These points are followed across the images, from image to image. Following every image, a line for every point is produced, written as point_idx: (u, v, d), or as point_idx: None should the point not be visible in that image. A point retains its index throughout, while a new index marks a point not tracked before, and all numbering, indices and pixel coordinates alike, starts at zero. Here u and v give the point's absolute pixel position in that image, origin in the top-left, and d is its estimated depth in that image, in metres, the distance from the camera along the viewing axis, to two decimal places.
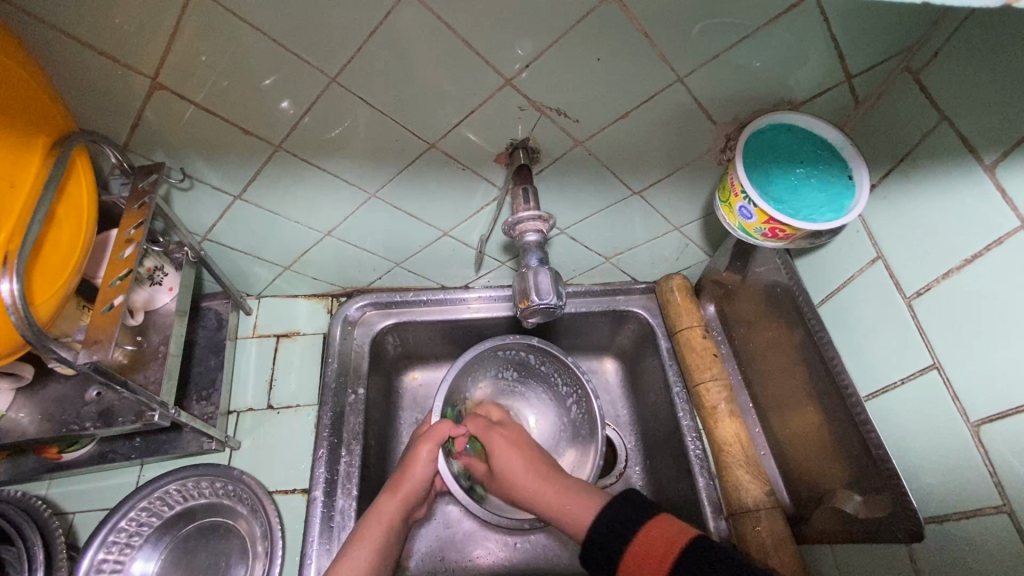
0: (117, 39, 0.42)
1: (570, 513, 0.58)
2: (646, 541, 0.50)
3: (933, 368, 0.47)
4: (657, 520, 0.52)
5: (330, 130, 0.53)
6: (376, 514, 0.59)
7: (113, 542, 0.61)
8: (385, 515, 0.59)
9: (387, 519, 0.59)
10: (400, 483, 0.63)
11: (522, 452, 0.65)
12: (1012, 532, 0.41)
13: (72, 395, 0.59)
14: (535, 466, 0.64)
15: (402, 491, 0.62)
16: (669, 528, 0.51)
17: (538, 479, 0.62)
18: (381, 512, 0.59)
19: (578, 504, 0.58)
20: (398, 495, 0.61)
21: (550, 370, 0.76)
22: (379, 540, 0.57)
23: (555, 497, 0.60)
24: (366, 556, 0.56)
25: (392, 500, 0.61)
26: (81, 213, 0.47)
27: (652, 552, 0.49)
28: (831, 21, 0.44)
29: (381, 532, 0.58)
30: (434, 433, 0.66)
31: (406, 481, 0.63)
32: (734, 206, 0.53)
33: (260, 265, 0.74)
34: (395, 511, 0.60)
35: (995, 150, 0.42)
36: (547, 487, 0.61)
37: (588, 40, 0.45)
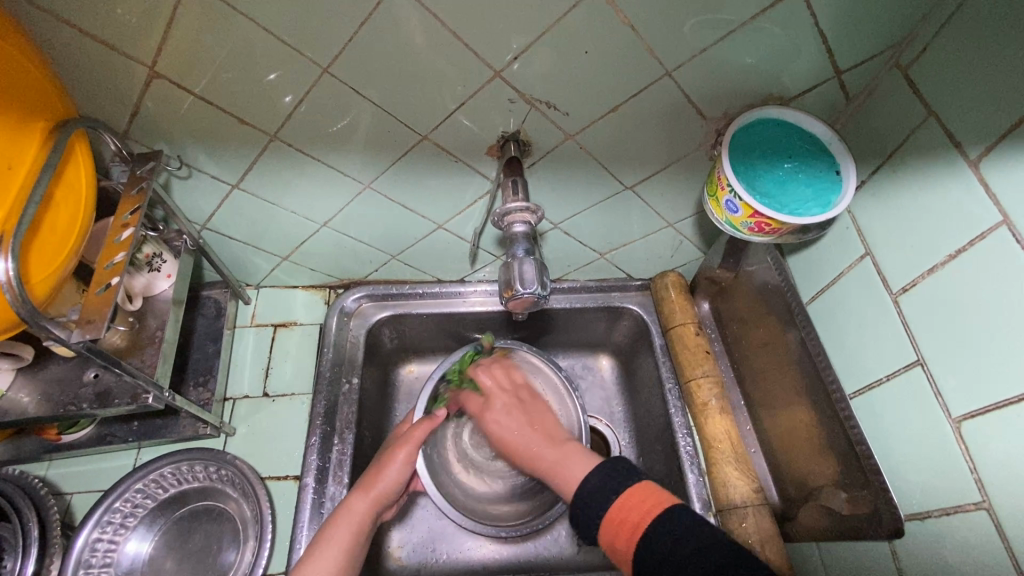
0: (116, 28, 0.43)
1: (563, 466, 0.57)
2: (622, 508, 0.49)
3: (917, 365, 0.47)
4: (635, 487, 0.49)
5: (324, 122, 0.53)
6: (346, 516, 0.57)
7: (108, 522, 0.63)
8: (355, 517, 0.58)
9: (357, 521, 0.57)
10: (372, 482, 0.60)
11: (525, 420, 0.64)
12: (990, 528, 0.40)
13: (70, 376, 0.61)
14: (542, 434, 0.62)
15: (374, 491, 0.59)
16: (647, 496, 0.49)
17: (544, 443, 0.60)
18: (350, 514, 0.57)
19: (570, 459, 0.57)
20: (369, 495, 0.59)
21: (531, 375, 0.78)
22: (349, 542, 0.56)
23: (553, 457, 0.58)
24: (333, 558, 0.55)
25: (364, 499, 0.59)
26: (79, 197, 0.48)
27: (627, 521, 0.48)
28: (819, 16, 0.44)
29: (350, 535, 0.56)
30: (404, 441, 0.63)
31: (379, 482, 0.60)
32: (721, 200, 0.53)
33: (259, 255, 0.75)
34: (365, 514, 0.58)
35: (979, 145, 0.42)
36: (552, 448, 0.59)
37: (576, 33, 0.45)
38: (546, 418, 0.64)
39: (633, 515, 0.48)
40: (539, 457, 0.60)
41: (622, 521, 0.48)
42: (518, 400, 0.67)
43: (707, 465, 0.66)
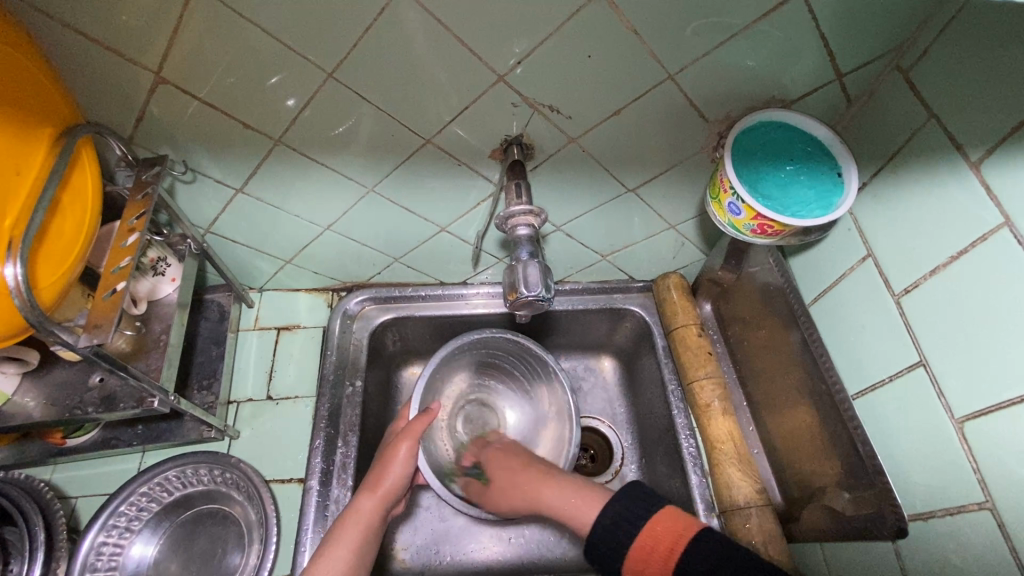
0: (122, 35, 0.43)
1: (570, 506, 0.54)
2: (649, 537, 0.47)
3: (919, 366, 0.47)
4: (661, 513, 0.48)
5: (329, 126, 0.54)
6: (354, 515, 0.57)
7: (113, 526, 0.63)
8: (363, 516, 0.58)
9: (366, 520, 0.57)
10: (379, 481, 0.60)
11: (524, 462, 0.62)
12: (994, 528, 0.41)
13: (75, 380, 0.61)
14: (537, 469, 0.60)
15: (382, 490, 0.59)
16: (676, 521, 0.47)
17: (542, 477, 0.58)
18: (358, 513, 0.57)
19: (576, 496, 0.55)
20: (376, 493, 0.59)
21: (523, 365, 0.77)
22: (357, 541, 0.56)
23: (556, 494, 0.56)
24: (344, 557, 0.55)
25: (371, 498, 0.59)
26: (85, 203, 0.48)
27: (657, 548, 0.46)
28: (820, 20, 0.45)
29: (359, 535, 0.56)
30: (405, 437, 0.62)
31: (385, 480, 0.60)
32: (724, 202, 0.53)
33: (262, 259, 0.75)
34: (374, 512, 0.58)
35: (981, 147, 0.42)
36: (552, 483, 0.57)
37: (579, 37, 0.46)
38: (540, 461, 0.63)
39: (668, 539, 0.46)
40: (543, 497, 0.57)
41: (653, 549, 0.46)
42: (520, 454, 0.64)
43: (710, 466, 0.66)
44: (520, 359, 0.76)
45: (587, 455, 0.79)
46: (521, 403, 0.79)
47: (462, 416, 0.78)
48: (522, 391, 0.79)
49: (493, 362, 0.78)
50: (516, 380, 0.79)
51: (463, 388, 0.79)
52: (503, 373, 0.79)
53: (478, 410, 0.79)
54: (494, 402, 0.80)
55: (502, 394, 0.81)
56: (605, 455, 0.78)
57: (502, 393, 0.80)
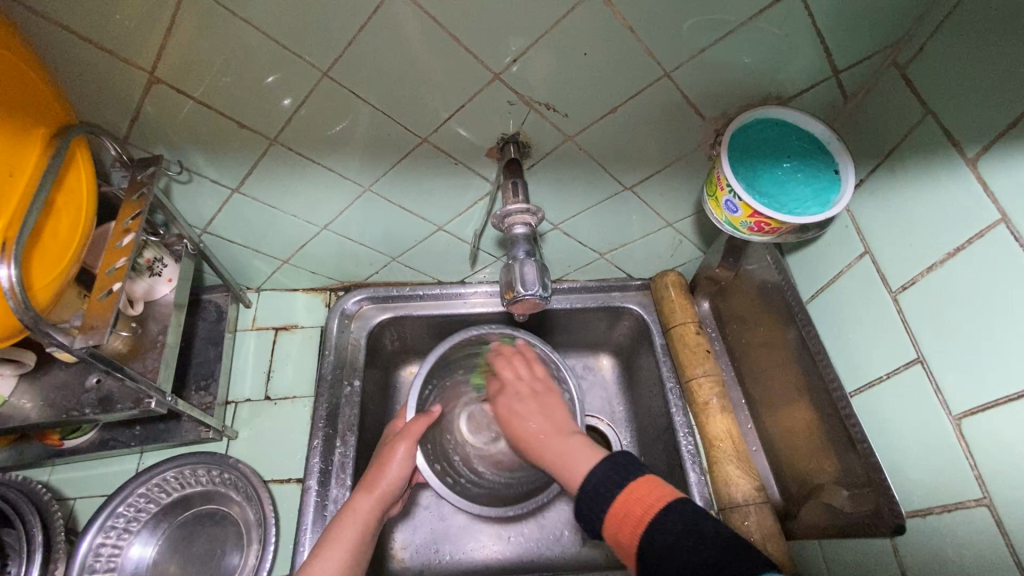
0: (117, 35, 0.43)
1: (567, 458, 0.57)
2: (624, 503, 0.49)
3: (916, 363, 0.47)
4: (637, 483, 0.49)
5: (325, 125, 0.54)
6: (351, 515, 0.57)
7: (111, 527, 0.63)
8: (360, 515, 0.58)
9: (361, 520, 0.57)
10: (376, 480, 0.60)
11: (541, 411, 0.65)
12: (992, 525, 0.40)
13: (72, 381, 0.61)
14: (552, 425, 0.62)
15: (378, 489, 0.59)
16: (648, 492, 0.48)
17: (554, 434, 0.61)
18: (354, 512, 0.58)
19: (582, 452, 0.57)
20: (373, 494, 0.59)
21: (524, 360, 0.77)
22: (355, 541, 0.56)
23: (558, 454, 0.58)
24: (339, 557, 0.55)
25: (368, 498, 0.59)
26: (80, 203, 0.48)
27: (630, 515, 0.48)
28: (816, 17, 0.45)
29: (355, 535, 0.56)
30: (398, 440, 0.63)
31: (382, 480, 0.60)
32: (721, 200, 0.53)
33: (259, 259, 0.75)
34: (370, 511, 0.58)
35: (977, 144, 0.42)
36: (561, 438, 0.60)
37: (575, 35, 0.45)
38: (558, 410, 0.65)
39: (638, 509, 0.48)
40: (550, 453, 0.59)
41: (626, 515, 0.48)
42: (544, 395, 0.67)
43: (709, 464, 0.66)
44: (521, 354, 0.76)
45: None
46: None
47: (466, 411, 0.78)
48: None
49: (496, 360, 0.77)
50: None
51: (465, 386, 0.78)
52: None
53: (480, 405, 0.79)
54: None
55: None
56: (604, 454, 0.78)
57: None
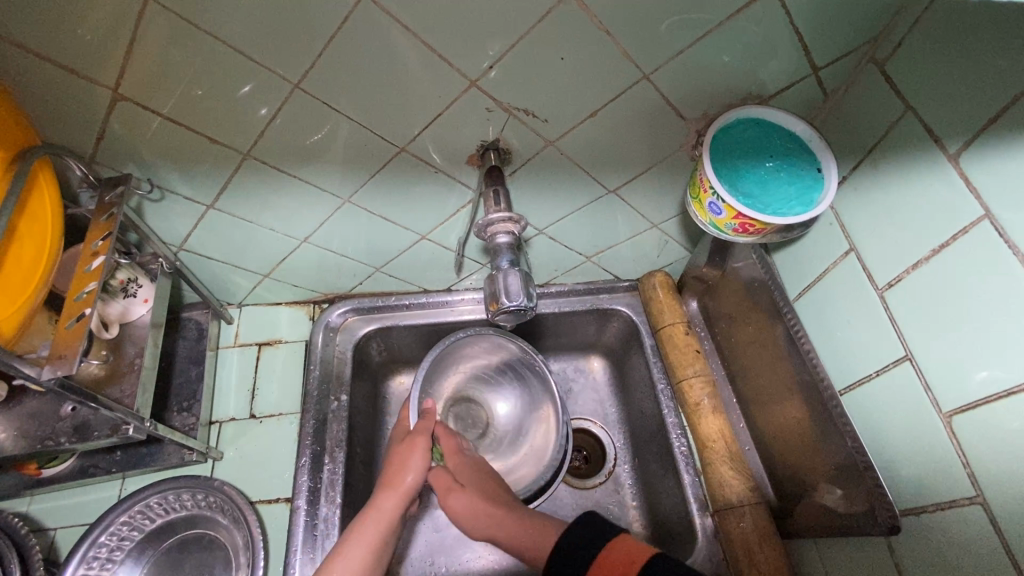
0: (75, 51, 0.41)
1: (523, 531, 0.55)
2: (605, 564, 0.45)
3: (905, 360, 0.47)
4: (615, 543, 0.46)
5: (301, 136, 0.52)
6: (375, 511, 0.57)
7: (93, 557, 0.61)
8: (384, 514, 0.57)
9: (386, 518, 0.56)
10: (399, 477, 0.59)
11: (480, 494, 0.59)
12: (986, 523, 0.40)
13: (46, 410, 0.59)
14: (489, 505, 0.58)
15: (401, 488, 0.59)
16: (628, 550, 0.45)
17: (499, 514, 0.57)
18: (379, 511, 0.57)
19: (533, 526, 0.55)
20: (397, 491, 0.58)
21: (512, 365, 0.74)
22: (376, 539, 0.55)
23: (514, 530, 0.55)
24: (361, 557, 0.53)
25: (391, 496, 0.58)
26: (42, 228, 0.46)
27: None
28: (793, 15, 0.44)
29: (378, 531, 0.55)
30: (418, 441, 0.61)
31: (404, 477, 0.59)
32: (704, 202, 0.53)
33: (240, 274, 0.73)
34: (394, 510, 0.57)
35: (958, 139, 0.42)
36: (506, 520, 0.56)
37: (551, 39, 0.45)
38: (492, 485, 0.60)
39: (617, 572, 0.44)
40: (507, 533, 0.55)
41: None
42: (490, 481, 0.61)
43: (703, 465, 0.65)
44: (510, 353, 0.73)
45: (580, 456, 0.78)
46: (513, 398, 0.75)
47: (452, 414, 0.74)
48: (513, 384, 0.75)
49: (475, 362, 0.74)
50: (503, 375, 0.75)
51: (452, 389, 0.74)
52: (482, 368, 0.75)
53: (466, 406, 0.75)
54: (484, 397, 0.76)
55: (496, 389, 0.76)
56: (598, 457, 0.77)
57: (493, 390, 0.76)
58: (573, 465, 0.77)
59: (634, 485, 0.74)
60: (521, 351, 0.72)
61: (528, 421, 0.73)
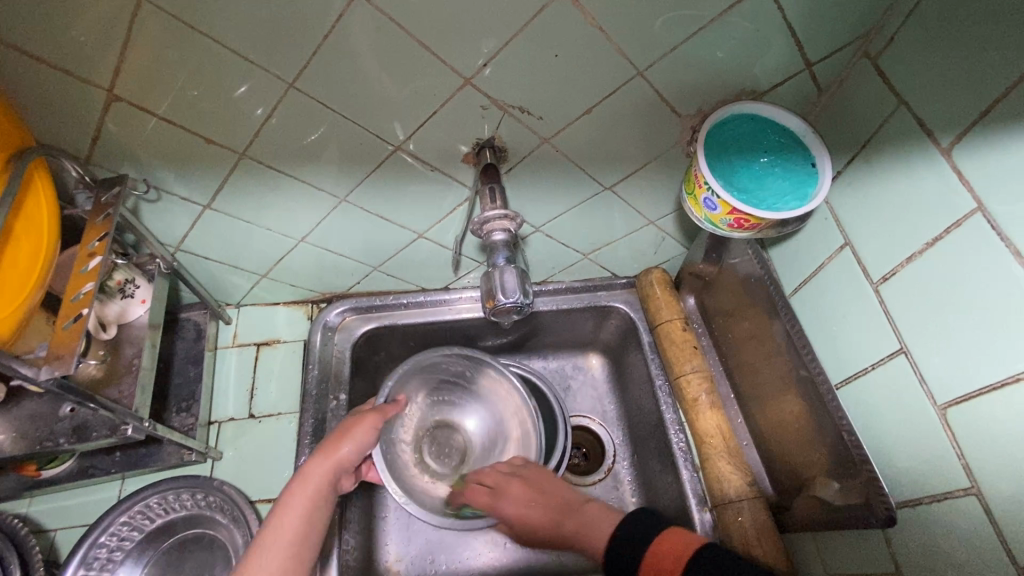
0: (69, 52, 0.41)
1: (590, 532, 0.53)
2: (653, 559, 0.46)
3: (900, 353, 0.47)
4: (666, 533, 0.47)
5: (297, 136, 0.52)
6: (301, 480, 0.55)
7: (93, 558, 0.61)
8: (310, 480, 0.55)
9: (312, 486, 0.54)
10: (334, 446, 0.57)
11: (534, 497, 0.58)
12: (981, 514, 0.40)
13: (45, 412, 0.59)
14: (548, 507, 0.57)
15: (335, 456, 0.57)
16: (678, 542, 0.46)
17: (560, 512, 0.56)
18: (306, 478, 0.55)
19: (595, 520, 0.53)
20: (330, 458, 0.56)
21: (476, 380, 0.74)
22: (306, 509, 0.53)
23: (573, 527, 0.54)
24: (292, 525, 0.52)
25: (321, 463, 0.56)
26: (38, 229, 0.46)
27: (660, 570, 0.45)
28: (785, 10, 0.45)
29: (308, 502, 0.53)
30: (364, 415, 0.60)
31: (340, 446, 0.57)
32: (699, 198, 0.53)
33: (237, 274, 0.73)
34: (324, 478, 0.55)
35: (951, 132, 0.42)
36: (570, 514, 0.55)
37: (545, 36, 0.45)
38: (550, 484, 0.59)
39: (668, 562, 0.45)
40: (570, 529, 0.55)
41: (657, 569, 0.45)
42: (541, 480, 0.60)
43: (701, 460, 0.65)
44: (475, 368, 0.73)
45: (579, 453, 0.78)
46: (481, 414, 0.76)
47: (426, 443, 0.73)
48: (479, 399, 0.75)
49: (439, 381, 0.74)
50: (465, 391, 0.76)
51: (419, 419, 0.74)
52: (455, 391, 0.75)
53: (436, 433, 0.75)
54: (453, 420, 0.76)
55: (462, 408, 0.76)
56: (598, 454, 0.78)
57: (459, 409, 0.76)
58: (573, 462, 0.77)
59: (633, 482, 0.74)
60: (484, 364, 0.73)
61: (502, 431, 0.73)
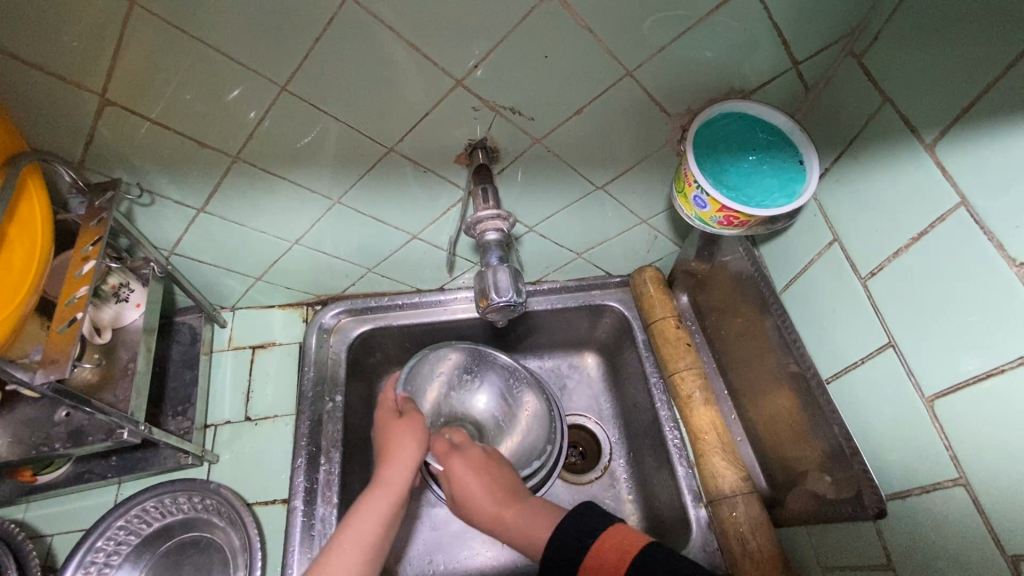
0: (62, 57, 0.41)
1: (528, 530, 0.51)
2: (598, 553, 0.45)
3: (888, 347, 0.48)
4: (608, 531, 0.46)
5: (289, 139, 0.52)
6: (383, 486, 0.55)
7: (91, 562, 0.61)
8: (392, 487, 0.55)
9: (395, 491, 0.55)
10: (397, 449, 0.57)
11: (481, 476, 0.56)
12: (969, 504, 0.41)
13: (40, 416, 0.59)
14: (497, 489, 0.55)
15: (404, 457, 0.57)
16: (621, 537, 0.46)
17: (500, 501, 0.54)
18: (388, 485, 0.55)
19: (538, 524, 0.51)
20: (401, 463, 0.56)
21: (482, 372, 0.74)
22: (387, 512, 0.53)
23: (516, 522, 0.52)
24: (373, 529, 0.52)
25: (396, 468, 0.56)
26: (32, 234, 0.46)
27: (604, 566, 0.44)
28: (771, 10, 0.45)
29: (388, 505, 0.54)
30: (409, 418, 0.60)
31: (405, 448, 0.57)
32: (689, 196, 0.54)
33: (232, 277, 0.73)
34: (402, 479, 0.56)
35: (935, 129, 0.43)
36: (512, 506, 0.53)
37: (535, 38, 0.45)
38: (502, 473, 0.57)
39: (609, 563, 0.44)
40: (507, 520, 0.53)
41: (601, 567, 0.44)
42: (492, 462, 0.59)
43: (696, 456, 0.66)
44: (482, 358, 0.74)
45: (577, 452, 0.78)
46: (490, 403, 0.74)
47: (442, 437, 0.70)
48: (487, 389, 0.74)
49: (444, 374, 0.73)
50: (471, 382, 0.74)
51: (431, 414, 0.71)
52: (460, 389, 0.74)
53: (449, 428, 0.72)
54: (464, 413, 0.73)
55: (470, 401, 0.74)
56: (594, 452, 0.78)
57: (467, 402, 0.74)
58: (570, 460, 0.77)
59: (630, 480, 0.74)
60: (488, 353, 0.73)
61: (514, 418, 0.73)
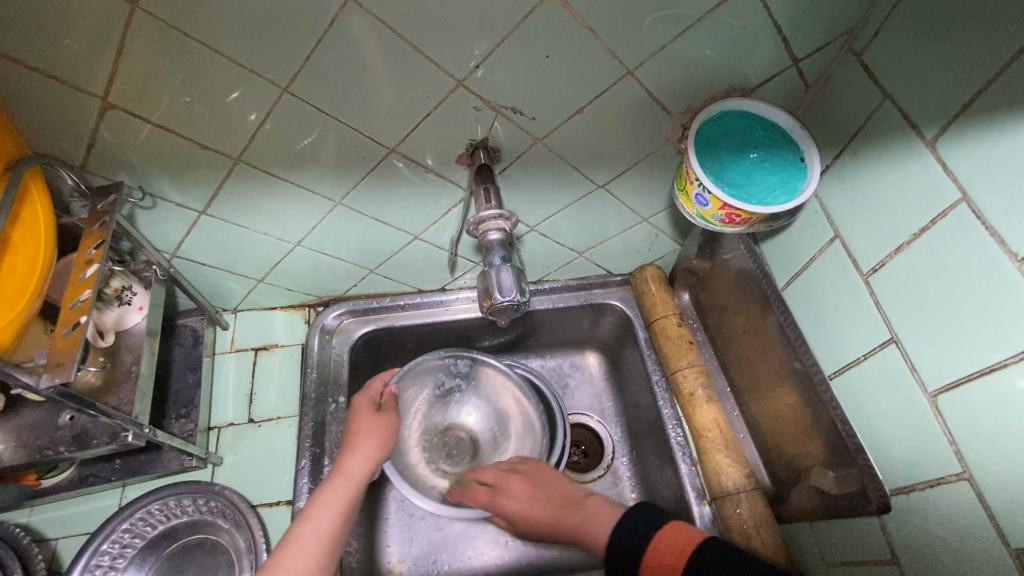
0: (63, 60, 0.41)
1: (594, 526, 0.51)
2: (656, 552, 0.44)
3: (891, 343, 0.48)
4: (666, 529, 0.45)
5: (290, 140, 0.53)
6: (344, 476, 0.54)
7: (96, 565, 0.61)
8: (354, 478, 0.54)
9: (356, 481, 0.54)
10: (358, 439, 0.57)
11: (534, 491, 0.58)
12: (974, 498, 0.41)
13: (44, 420, 0.59)
14: (557, 497, 0.56)
15: (364, 448, 0.57)
16: (679, 536, 0.44)
17: (564, 506, 0.55)
18: (349, 474, 0.54)
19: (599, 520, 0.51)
20: (362, 453, 0.56)
21: (473, 379, 0.75)
22: (348, 501, 0.52)
23: (579, 522, 0.53)
24: (333, 518, 0.50)
25: (356, 458, 0.55)
26: (35, 238, 0.46)
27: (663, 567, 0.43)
28: (771, 8, 0.45)
29: (348, 495, 0.52)
30: (375, 416, 0.60)
31: (364, 438, 0.57)
32: (691, 194, 0.54)
33: (234, 279, 0.73)
34: (363, 470, 0.55)
35: (935, 125, 0.43)
36: (574, 511, 0.54)
37: (536, 38, 0.45)
38: (553, 480, 0.58)
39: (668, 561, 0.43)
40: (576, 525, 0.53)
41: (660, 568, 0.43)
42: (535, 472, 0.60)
43: (699, 453, 0.66)
44: (473, 366, 0.74)
45: (579, 451, 0.78)
46: (480, 409, 0.75)
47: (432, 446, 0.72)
48: (477, 396, 0.75)
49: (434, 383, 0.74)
50: (461, 389, 0.75)
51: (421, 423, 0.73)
52: (450, 396, 0.75)
53: (440, 435, 0.74)
54: (454, 420, 0.75)
55: (461, 407, 0.76)
56: (597, 451, 0.78)
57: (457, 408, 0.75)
58: (572, 459, 0.77)
59: (633, 478, 0.75)
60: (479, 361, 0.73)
61: (505, 424, 0.74)
